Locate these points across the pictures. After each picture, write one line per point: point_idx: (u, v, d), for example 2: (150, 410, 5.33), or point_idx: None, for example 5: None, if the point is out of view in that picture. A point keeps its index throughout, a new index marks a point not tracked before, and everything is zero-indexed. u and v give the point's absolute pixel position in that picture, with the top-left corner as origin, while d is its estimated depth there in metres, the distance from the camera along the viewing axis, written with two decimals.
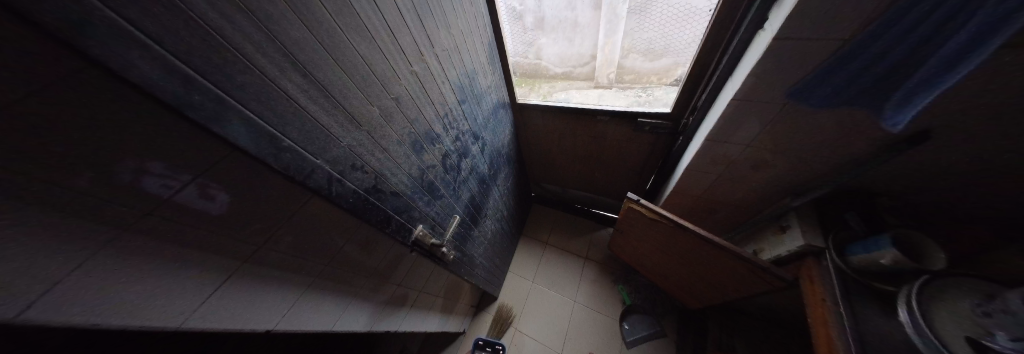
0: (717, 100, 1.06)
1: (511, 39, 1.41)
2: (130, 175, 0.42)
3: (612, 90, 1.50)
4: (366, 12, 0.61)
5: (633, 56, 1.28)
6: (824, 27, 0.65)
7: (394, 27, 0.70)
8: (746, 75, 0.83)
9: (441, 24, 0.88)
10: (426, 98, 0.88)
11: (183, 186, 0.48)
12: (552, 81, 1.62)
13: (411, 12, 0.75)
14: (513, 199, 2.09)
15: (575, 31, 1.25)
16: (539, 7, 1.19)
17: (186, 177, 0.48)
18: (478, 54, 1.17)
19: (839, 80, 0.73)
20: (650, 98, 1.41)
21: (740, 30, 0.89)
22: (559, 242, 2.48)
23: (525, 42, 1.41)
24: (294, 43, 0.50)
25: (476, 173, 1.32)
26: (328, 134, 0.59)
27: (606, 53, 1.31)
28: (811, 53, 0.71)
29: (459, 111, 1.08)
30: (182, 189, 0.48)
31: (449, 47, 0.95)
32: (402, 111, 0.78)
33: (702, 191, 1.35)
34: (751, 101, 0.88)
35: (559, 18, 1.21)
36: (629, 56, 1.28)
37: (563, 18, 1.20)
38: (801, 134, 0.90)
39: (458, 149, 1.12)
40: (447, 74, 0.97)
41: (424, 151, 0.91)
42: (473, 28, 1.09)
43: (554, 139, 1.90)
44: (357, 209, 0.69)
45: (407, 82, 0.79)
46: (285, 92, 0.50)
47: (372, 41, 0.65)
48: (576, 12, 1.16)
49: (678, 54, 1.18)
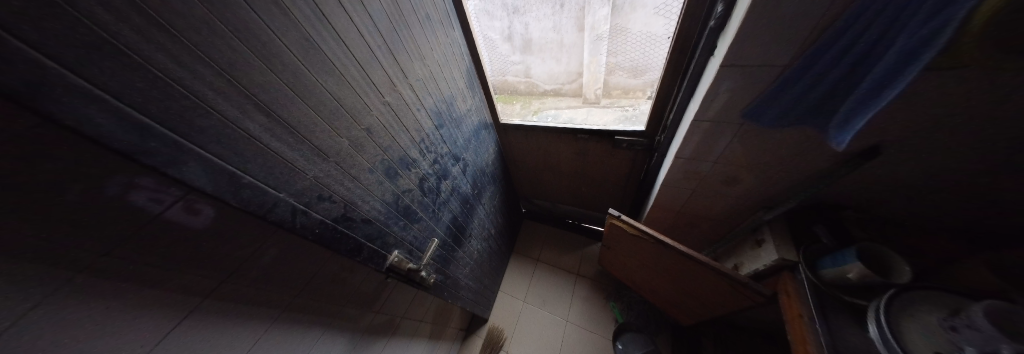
0: (684, 119, 1.11)
1: (501, 59, 1.47)
2: (113, 193, 0.45)
3: (600, 106, 1.54)
4: (333, 51, 0.65)
5: (618, 73, 1.33)
6: (761, 55, 0.70)
7: (364, 63, 0.74)
8: (703, 97, 0.88)
9: (414, 56, 0.93)
10: (401, 126, 0.91)
11: (171, 204, 0.52)
12: (543, 98, 1.67)
13: (382, 48, 0.79)
14: (501, 217, 2.09)
15: (561, 51, 1.33)
16: (526, 29, 1.27)
17: (173, 197, 0.52)
18: (456, 81, 1.22)
19: (786, 102, 0.77)
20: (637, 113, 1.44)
21: (696, 55, 0.95)
22: (550, 259, 2.46)
23: (513, 63, 1.48)
24: (259, 85, 0.53)
25: (457, 194, 1.33)
26: (293, 168, 0.61)
27: (592, 70, 1.37)
28: (755, 78, 0.76)
29: (436, 135, 1.11)
30: (169, 206, 0.51)
31: (425, 76, 1.00)
32: (374, 140, 0.81)
33: (680, 206, 1.37)
34: (710, 121, 0.93)
35: (546, 39, 1.29)
36: (614, 73, 1.34)
37: (549, 39, 1.29)
38: (763, 151, 0.93)
39: (436, 171, 1.14)
40: (422, 101, 1.01)
41: (398, 176, 0.92)
42: (449, 56, 1.14)
43: (539, 157, 1.93)
44: (324, 239, 0.69)
45: (380, 112, 0.81)
46: (247, 132, 0.52)
47: (340, 77, 0.68)
48: (561, 34, 1.25)
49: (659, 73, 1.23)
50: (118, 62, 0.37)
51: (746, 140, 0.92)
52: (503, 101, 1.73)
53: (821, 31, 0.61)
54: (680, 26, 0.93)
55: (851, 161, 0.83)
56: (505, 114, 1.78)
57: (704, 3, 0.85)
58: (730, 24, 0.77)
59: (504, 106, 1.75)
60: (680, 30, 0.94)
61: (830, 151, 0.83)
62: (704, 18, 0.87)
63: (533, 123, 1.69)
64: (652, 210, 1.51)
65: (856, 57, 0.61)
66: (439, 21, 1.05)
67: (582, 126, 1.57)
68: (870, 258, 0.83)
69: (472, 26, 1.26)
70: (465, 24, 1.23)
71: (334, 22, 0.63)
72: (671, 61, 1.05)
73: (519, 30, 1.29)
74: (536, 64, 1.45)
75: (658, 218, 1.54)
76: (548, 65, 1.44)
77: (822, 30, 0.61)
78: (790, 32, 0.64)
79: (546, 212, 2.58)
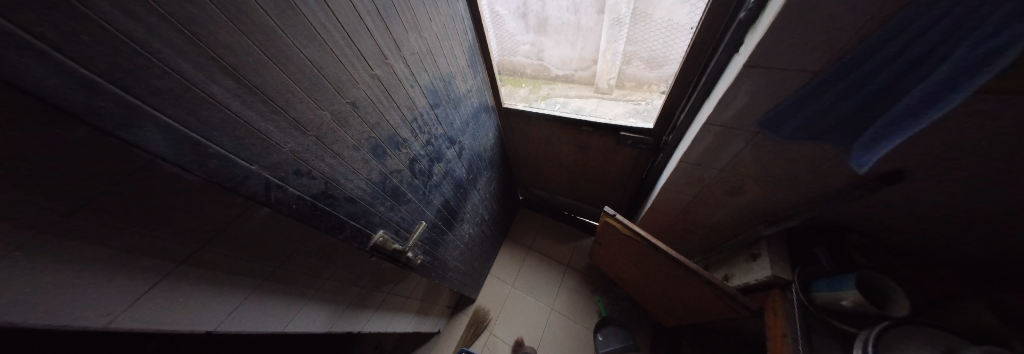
0: (695, 121, 1.04)
1: (514, 36, 1.37)
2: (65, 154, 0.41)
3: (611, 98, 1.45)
4: (314, 15, 0.59)
5: (635, 63, 1.25)
6: (791, 56, 0.63)
7: (350, 29, 0.68)
8: (718, 99, 0.80)
9: (410, 28, 0.86)
10: (391, 103, 0.86)
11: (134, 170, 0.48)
12: (553, 83, 1.58)
13: (373, 14, 0.73)
14: (497, 203, 2.07)
15: (577, 34, 1.23)
16: (543, 7, 1.17)
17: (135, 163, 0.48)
18: (457, 58, 1.14)
19: (810, 114, 0.70)
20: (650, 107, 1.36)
21: (718, 52, 0.87)
22: (543, 248, 2.48)
23: (525, 44, 1.39)
24: (229, 46, 0.48)
25: (450, 178, 1.30)
26: (267, 140, 0.57)
27: (607, 59, 1.28)
28: (780, 83, 0.68)
29: (430, 116, 1.07)
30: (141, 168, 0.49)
31: (421, 51, 0.93)
32: (360, 116, 0.76)
33: (679, 210, 1.32)
34: (723, 126, 0.86)
35: (562, 21, 1.19)
36: (630, 63, 1.25)
37: (566, 21, 1.19)
38: (773, 164, 0.87)
39: (429, 153, 1.11)
40: (417, 78, 0.95)
41: (386, 156, 0.89)
42: (451, 31, 1.07)
43: (540, 146, 1.88)
44: (302, 215, 0.67)
45: (367, 87, 0.77)
46: (214, 98, 0.48)
47: (322, 43, 0.63)
48: (578, 16, 1.14)
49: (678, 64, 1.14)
50: (56, 6, 0.32)
51: (757, 151, 0.86)
52: (510, 83, 1.66)
53: (866, 35, 0.54)
54: (705, 17, 0.84)
55: (866, 183, 0.77)
56: (511, 98, 1.71)
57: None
58: (763, 19, 0.68)
59: (511, 88, 1.67)
60: (704, 22, 0.86)
61: (848, 171, 0.76)
62: (733, 9, 0.78)
63: (538, 110, 1.62)
64: (648, 212, 1.48)
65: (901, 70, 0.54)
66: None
67: (586, 118, 1.50)
68: (869, 288, 0.79)
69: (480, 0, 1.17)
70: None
71: None
72: (689, 57, 0.97)
73: (535, 9, 1.19)
74: (550, 46, 1.35)
75: (654, 220, 1.50)
76: (559, 48, 1.36)
77: (867, 33, 0.53)
78: (828, 34, 0.56)
79: (543, 201, 2.57)
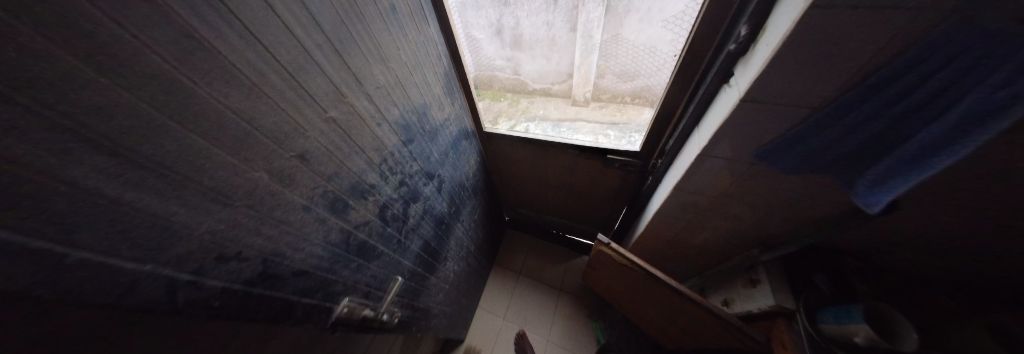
0: (685, 147, 1.01)
1: (490, 51, 1.34)
2: None
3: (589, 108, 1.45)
4: (238, 56, 0.46)
5: (609, 77, 1.27)
6: (789, 93, 0.60)
7: (292, 68, 0.55)
8: (713, 132, 0.77)
9: (374, 59, 0.74)
10: (353, 147, 0.73)
11: None
12: (532, 97, 1.56)
13: (326, 48, 0.61)
14: (482, 231, 1.94)
15: (552, 50, 1.24)
16: (517, 24, 1.16)
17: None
18: (431, 87, 1.04)
19: (806, 147, 0.67)
20: (626, 118, 1.37)
21: (706, 81, 0.84)
22: (532, 272, 2.37)
23: (502, 60, 1.37)
24: (99, 109, 0.33)
25: (430, 216, 1.16)
26: (170, 224, 0.42)
27: (583, 72, 1.29)
28: (777, 119, 0.65)
29: (403, 153, 0.94)
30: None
31: (389, 83, 0.82)
32: (312, 169, 0.62)
33: (672, 235, 1.28)
34: (718, 158, 0.82)
35: (537, 37, 1.20)
36: (604, 77, 1.28)
37: (541, 36, 1.19)
38: (769, 194, 0.85)
39: (403, 195, 0.97)
40: (385, 114, 0.82)
41: (349, 209, 0.74)
42: (423, 59, 0.96)
43: (525, 168, 1.79)
44: (226, 311, 0.52)
45: (320, 133, 0.63)
46: (70, 184, 0.32)
47: (255, 90, 0.49)
48: (553, 31, 1.15)
49: (650, 77, 1.17)
50: None
51: (754, 181, 0.83)
52: (488, 97, 1.58)
53: (868, 73, 0.51)
54: (689, 45, 0.82)
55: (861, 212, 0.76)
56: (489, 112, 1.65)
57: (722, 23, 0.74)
58: (753, 52, 0.65)
59: (489, 102, 1.59)
60: (689, 50, 0.83)
61: (844, 201, 0.75)
62: (719, 39, 0.76)
63: (521, 134, 1.55)
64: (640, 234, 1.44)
65: (908, 108, 0.51)
66: (411, 14, 0.87)
67: (571, 141, 1.45)
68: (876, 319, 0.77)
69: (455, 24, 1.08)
70: (445, 19, 1.05)
71: (242, 13, 0.45)
72: (674, 81, 0.94)
73: (510, 25, 1.18)
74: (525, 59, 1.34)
75: (646, 244, 1.45)
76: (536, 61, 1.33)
77: (870, 71, 0.51)
78: (831, 71, 0.53)
79: (530, 222, 2.47)
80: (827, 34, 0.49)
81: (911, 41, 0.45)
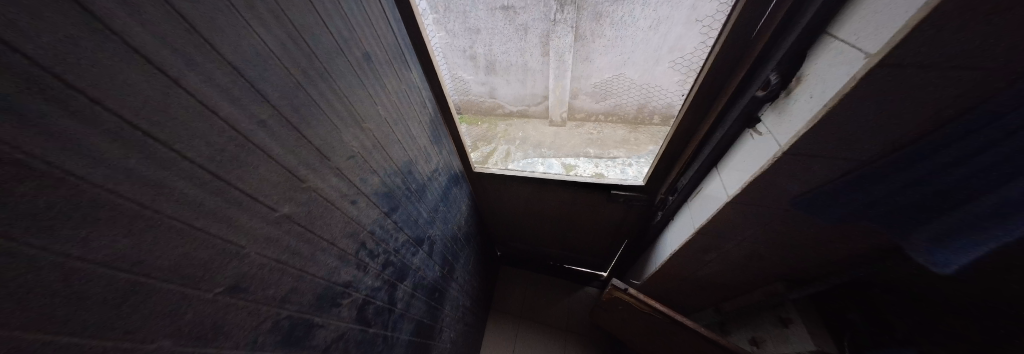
0: (700, 186, 0.95)
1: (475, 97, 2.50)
2: None
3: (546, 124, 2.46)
4: (120, 176, 0.28)
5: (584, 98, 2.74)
6: (836, 148, 0.54)
7: (217, 166, 0.37)
8: (744, 181, 0.70)
9: (345, 124, 0.58)
10: (319, 245, 0.54)
11: None
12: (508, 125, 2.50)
13: (273, 125, 0.44)
14: (477, 278, 1.74)
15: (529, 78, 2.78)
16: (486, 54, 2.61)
17: None
18: (417, 139, 0.88)
19: (845, 198, 0.62)
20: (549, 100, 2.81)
21: (724, 122, 0.79)
22: (532, 311, 2.19)
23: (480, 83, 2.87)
24: None
25: (422, 289, 0.97)
26: None
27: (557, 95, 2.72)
28: (816, 171, 0.60)
29: (389, 225, 0.75)
30: None
31: (366, 147, 0.65)
32: (252, 300, 0.43)
33: (688, 272, 1.21)
34: (746, 205, 0.76)
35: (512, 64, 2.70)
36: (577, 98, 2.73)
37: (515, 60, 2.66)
38: (796, 238, 0.80)
39: (390, 277, 0.78)
40: (364, 186, 0.65)
41: (314, 329, 0.54)
42: (406, 109, 0.81)
43: (520, 205, 1.66)
44: None
45: (268, 245, 0.44)
46: None
47: (147, 217, 0.31)
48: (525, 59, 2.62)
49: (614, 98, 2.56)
50: None
51: (782, 227, 0.78)
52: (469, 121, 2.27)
53: (923, 135, 0.46)
54: (703, 86, 0.78)
55: (882, 255, 0.74)
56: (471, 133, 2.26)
57: (742, 65, 0.69)
58: (786, 100, 0.60)
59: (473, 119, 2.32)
60: (703, 90, 0.79)
61: (877, 244, 0.71)
62: (738, 81, 0.71)
63: (515, 173, 1.43)
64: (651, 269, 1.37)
65: (969, 173, 0.46)
66: (389, 62, 0.72)
67: (570, 177, 1.37)
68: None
69: (440, 64, 0.95)
70: (430, 61, 0.91)
71: (117, 105, 0.28)
72: (684, 119, 0.89)
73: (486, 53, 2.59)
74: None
75: (658, 282, 1.38)
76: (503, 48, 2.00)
77: (926, 132, 0.46)
78: (882, 131, 0.48)
79: (526, 256, 2.30)
80: (884, 97, 0.43)
81: (980, 107, 0.40)
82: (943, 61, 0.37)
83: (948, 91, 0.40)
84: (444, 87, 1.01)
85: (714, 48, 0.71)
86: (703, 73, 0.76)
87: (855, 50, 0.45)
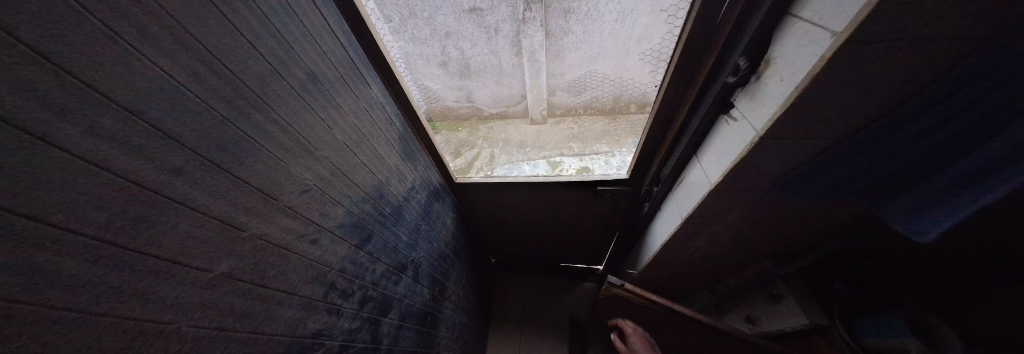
0: (683, 175, 0.94)
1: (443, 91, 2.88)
2: None
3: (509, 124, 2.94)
4: None
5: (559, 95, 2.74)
6: (811, 128, 0.53)
7: (118, 234, 0.31)
8: (725, 168, 0.69)
9: (291, 155, 0.51)
10: (273, 297, 0.47)
11: None
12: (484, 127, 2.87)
13: (191, 171, 0.37)
14: (473, 290, 1.69)
15: (501, 76, 2.76)
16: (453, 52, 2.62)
17: None
18: (386, 159, 0.81)
19: (823, 176, 0.62)
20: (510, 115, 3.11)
21: (699, 110, 0.78)
22: (533, 314, 2.16)
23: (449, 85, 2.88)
24: None
25: (410, 317, 0.90)
26: None
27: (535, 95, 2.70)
28: (794, 152, 0.59)
29: (363, 257, 0.69)
30: None
31: (324, 176, 0.58)
32: None
33: (680, 260, 1.21)
34: (729, 191, 0.75)
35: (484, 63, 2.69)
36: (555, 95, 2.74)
37: (488, 63, 2.68)
38: (777, 217, 0.81)
39: (370, 313, 0.71)
40: (326, 219, 0.58)
41: None
42: (369, 128, 0.74)
43: (509, 211, 1.61)
44: None
45: (202, 312, 0.38)
46: None
47: (19, 315, 0.25)
48: (498, 59, 2.64)
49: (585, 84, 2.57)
50: None
51: (764, 209, 0.78)
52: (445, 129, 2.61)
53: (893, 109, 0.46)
54: (674, 76, 0.77)
55: (857, 227, 0.76)
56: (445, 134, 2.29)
57: (711, 51, 0.68)
58: (757, 84, 0.59)
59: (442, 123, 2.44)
60: (675, 80, 0.78)
61: (854, 216, 0.73)
62: (709, 68, 0.70)
63: (499, 179, 1.38)
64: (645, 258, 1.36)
65: (941, 142, 0.46)
66: (341, 80, 0.66)
67: (555, 178, 1.34)
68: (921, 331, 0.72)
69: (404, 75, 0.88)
70: (391, 74, 0.85)
71: None
72: (660, 110, 0.89)
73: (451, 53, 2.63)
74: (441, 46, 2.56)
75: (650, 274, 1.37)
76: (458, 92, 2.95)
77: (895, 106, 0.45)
78: (853, 108, 0.47)
79: (521, 261, 2.27)
80: (854, 76, 0.42)
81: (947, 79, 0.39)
82: (904, 39, 0.36)
83: (912, 67, 0.39)
84: (411, 99, 0.95)
85: (681, 37, 0.70)
86: (673, 63, 0.75)
87: (820, 30, 0.44)
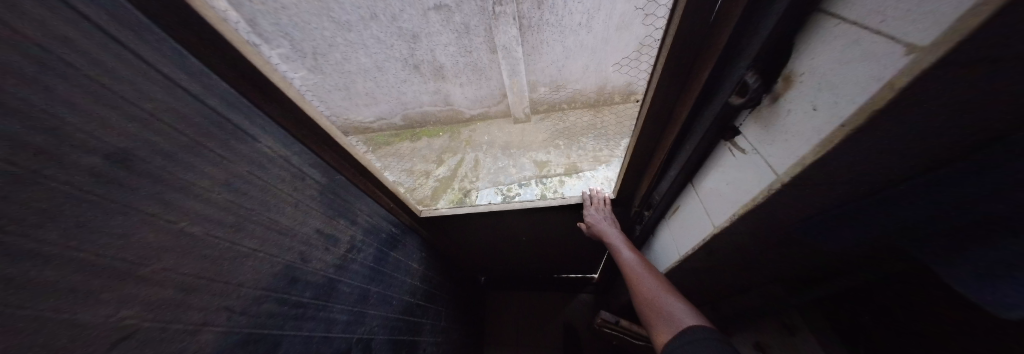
0: (678, 203, 0.77)
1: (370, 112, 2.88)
2: None
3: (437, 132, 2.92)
4: None
5: (543, 88, 2.57)
6: (863, 186, 0.35)
7: None
8: (733, 215, 0.52)
9: (51, 309, 0.32)
10: None
11: None
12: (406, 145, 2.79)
13: None
14: (457, 324, 1.54)
15: (480, 75, 2.56)
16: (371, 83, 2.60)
17: None
18: (298, 232, 0.62)
19: (865, 242, 0.45)
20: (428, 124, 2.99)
21: (695, 133, 0.60)
22: (528, 332, 2.05)
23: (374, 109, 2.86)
24: None
25: None
26: None
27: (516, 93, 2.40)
28: (829, 209, 0.41)
29: None
30: None
31: (144, 310, 0.39)
32: None
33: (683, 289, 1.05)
34: (737, 239, 0.58)
35: (459, 63, 2.46)
36: (539, 88, 2.58)
37: (464, 62, 2.45)
38: (794, 263, 0.65)
39: None
40: None
41: None
42: (259, 202, 0.55)
43: (488, 236, 1.44)
44: None
45: None
46: None
47: None
48: (475, 57, 2.41)
49: (574, 79, 2.47)
50: None
51: (779, 260, 0.62)
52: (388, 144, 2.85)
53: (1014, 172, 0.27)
54: (659, 91, 0.60)
55: (891, 280, 0.60)
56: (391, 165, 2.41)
57: (705, 60, 0.51)
58: (771, 109, 0.42)
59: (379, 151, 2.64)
60: (660, 96, 0.61)
61: (892, 268, 0.57)
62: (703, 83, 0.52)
63: (469, 209, 1.19)
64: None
65: None
66: (193, 152, 0.46)
67: (532, 203, 1.17)
68: None
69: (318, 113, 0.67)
70: (301, 116, 0.65)
71: None
72: (645, 128, 0.72)
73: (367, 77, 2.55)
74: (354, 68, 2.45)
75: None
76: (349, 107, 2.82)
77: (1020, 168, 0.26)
78: (939, 166, 0.29)
79: (512, 277, 2.13)
80: (944, 135, 0.25)
81: None
82: None
83: None
84: (341, 140, 0.74)
85: (662, 42, 0.53)
86: (654, 74, 0.58)
87: (889, 45, 0.26)
